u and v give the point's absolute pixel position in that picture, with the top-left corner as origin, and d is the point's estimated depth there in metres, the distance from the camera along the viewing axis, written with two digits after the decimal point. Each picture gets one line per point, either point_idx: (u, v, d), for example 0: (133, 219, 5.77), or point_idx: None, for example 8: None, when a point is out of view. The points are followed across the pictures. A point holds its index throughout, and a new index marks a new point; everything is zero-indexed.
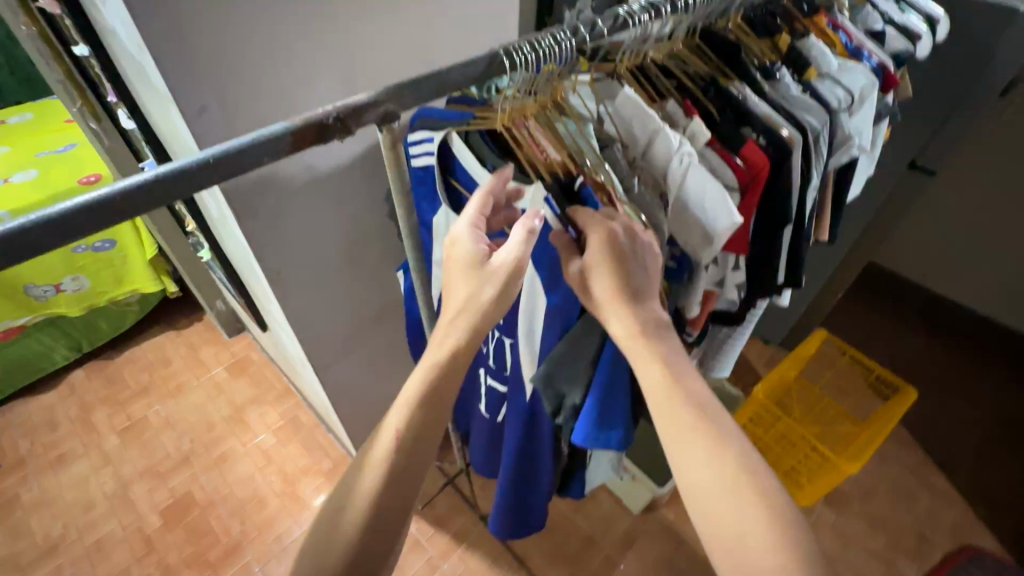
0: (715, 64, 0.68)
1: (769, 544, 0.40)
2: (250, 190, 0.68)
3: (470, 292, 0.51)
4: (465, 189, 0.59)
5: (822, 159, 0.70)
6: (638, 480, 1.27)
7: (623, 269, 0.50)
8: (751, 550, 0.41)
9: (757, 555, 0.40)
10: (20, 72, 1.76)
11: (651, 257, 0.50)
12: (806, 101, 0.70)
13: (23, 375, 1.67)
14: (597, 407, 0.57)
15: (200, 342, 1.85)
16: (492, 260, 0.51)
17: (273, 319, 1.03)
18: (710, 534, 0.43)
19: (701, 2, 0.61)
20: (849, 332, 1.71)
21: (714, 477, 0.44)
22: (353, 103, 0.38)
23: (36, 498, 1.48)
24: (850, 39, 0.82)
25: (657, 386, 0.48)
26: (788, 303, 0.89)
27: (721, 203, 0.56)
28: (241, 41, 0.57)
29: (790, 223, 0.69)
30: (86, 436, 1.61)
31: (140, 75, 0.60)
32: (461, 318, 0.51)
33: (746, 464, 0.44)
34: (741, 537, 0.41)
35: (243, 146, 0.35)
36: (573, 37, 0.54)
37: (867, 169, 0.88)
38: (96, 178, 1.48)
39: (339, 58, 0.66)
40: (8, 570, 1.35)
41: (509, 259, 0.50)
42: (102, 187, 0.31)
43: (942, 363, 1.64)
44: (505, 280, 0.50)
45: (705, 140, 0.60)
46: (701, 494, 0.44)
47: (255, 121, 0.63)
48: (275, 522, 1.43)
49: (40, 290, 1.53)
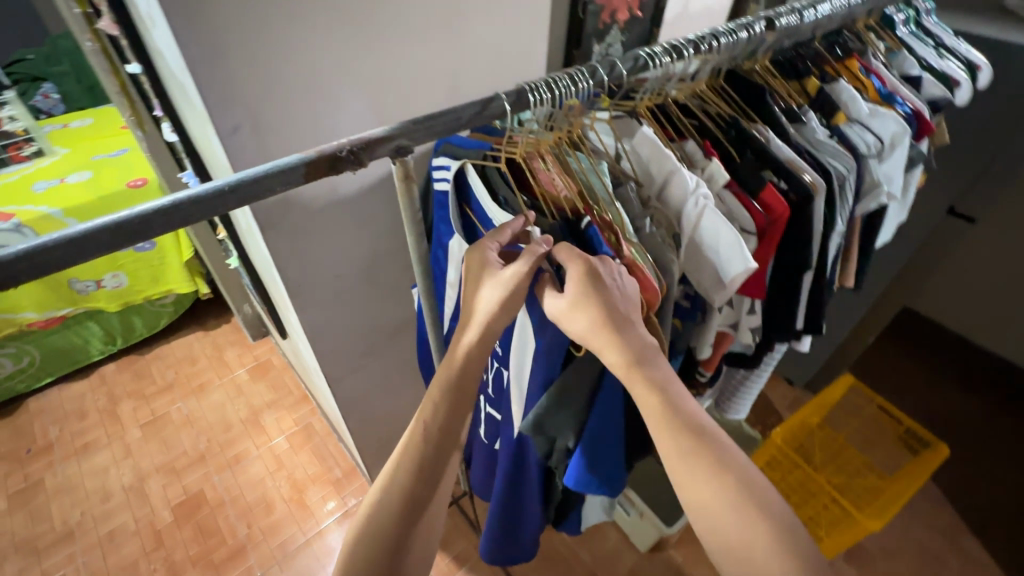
0: (738, 106, 0.69)
1: (775, 554, 0.41)
2: (275, 206, 0.70)
3: (481, 299, 0.50)
4: (477, 218, 0.59)
5: (848, 205, 0.69)
6: (646, 518, 1.24)
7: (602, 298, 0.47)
8: (758, 561, 0.41)
9: (763, 564, 0.41)
10: (86, 80, 1.90)
11: (626, 280, 0.49)
12: (833, 146, 0.69)
13: (60, 364, 1.75)
14: (587, 453, 0.58)
15: (226, 343, 1.92)
16: (501, 270, 0.50)
17: (291, 329, 1.06)
18: (718, 546, 0.44)
19: (724, 46, 0.62)
20: (879, 379, 1.64)
21: (718, 495, 0.44)
22: (367, 138, 0.40)
23: (59, 484, 1.54)
24: (884, 84, 0.80)
25: (655, 411, 0.47)
26: (809, 349, 0.86)
27: (736, 248, 0.54)
28: (276, 68, 0.61)
29: (811, 269, 0.67)
30: (111, 427, 1.67)
31: (183, 95, 0.64)
32: (475, 325, 0.50)
33: (746, 479, 0.44)
34: (750, 554, 0.42)
35: (259, 175, 0.36)
36: (591, 78, 0.54)
37: (898, 216, 0.86)
38: (144, 182, 1.57)
39: (369, 86, 0.69)
40: (26, 553, 1.40)
41: (515, 270, 0.48)
42: (122, 210, 0.32)
43: (981, 419, 1.55)
44: (513, 289, 0.49)
45: (723, 183, 0.60)
46: (705, 511, 0.44)
47: (285, 141, 0.66)
48: (281, 528, 1.44)
49: (82, 285, 1.62)
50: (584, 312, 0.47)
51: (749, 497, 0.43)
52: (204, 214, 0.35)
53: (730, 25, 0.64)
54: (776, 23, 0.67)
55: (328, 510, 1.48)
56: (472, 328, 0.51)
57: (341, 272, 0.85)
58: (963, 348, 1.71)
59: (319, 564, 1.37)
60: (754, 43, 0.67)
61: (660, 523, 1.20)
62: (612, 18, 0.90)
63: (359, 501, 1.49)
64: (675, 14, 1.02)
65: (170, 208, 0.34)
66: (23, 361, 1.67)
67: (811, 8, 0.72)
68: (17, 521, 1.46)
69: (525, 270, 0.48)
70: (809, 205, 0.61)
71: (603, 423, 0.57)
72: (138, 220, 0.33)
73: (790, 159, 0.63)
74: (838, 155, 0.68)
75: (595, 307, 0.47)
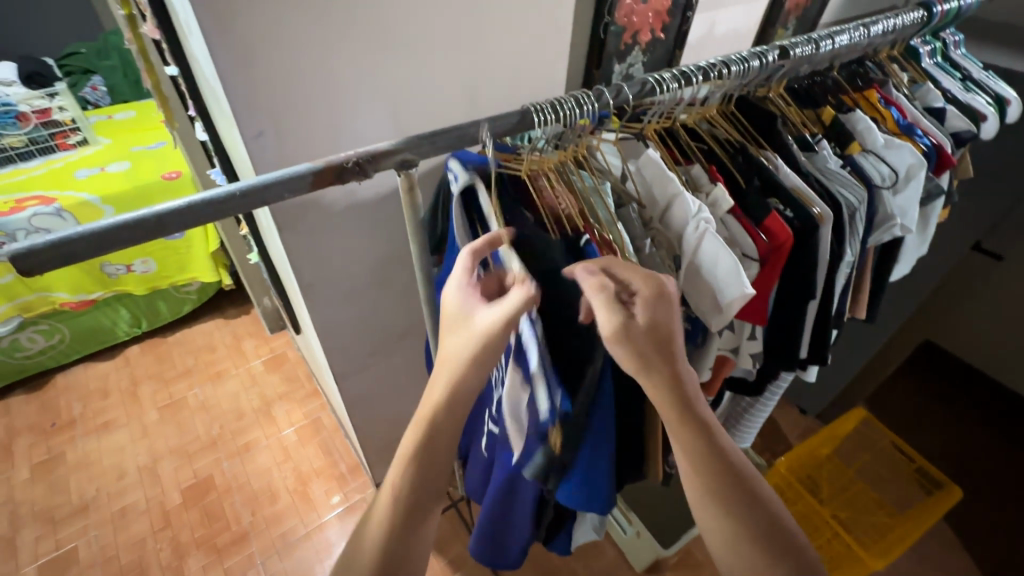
0: (748, 132, 0.70)
1: (783, 571, 0.44)
2: (293, 208, 0.73)
3: (453, 349, 0.46)
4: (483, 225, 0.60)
5: (858, 236, 0.68)
6: (643, 537, 1.23)
7: (660, 327, 0.45)
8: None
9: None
10: (131, 75, 1.99)
11: (677, 305, 0.48)
12: (845, 177, 0.68)
13: (88, 343, 1.83)
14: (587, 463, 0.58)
15: (244, 334, 1.98)
16: (478, 315, 0.46)
17: (305, 326, 1.10)
18: (727, 558, 0.46)
19: (735, 73, 0.62)
20: (895, 413, 1.60)
21: (733, 517, 0.45)
22: (373, 151, 0.42)
23: (78, 459, 1.60)
24: (904, 115, 0.79)
25: (686, 436, 0.46)
26: (815, 379, 0.85)
27: (734, 274, 0.54)
28: (300, 77, 0.64)
29: (815, 298, 0.67)
30: (130, 407, 1.74)
31: (213, 98, 0.68)
32: (444, 374, 0.46)
33: (761, 501, 0.46)
34: (761, 571, 0.44)
35: (270, 182, 0.38)
36: (597, 100, 0.56)
37: (914, 248, 0.85)
38: (178, 175, 1.64)
39: (389, 98, 0.72)
40: (43, 523, 1.46)
41: (494, 318, 0.45)
42: (141, 210, 0.34)
43: (1002, 462, 1.49)
44: (490, 339, 0.45)
45: (727, 208, 0.60)
46: (718, 528, 0.46)
47: (305, 147, 0.69)
48: (283, 518, 1.47)
49: (114, 269, 1.69)
50: (629, 342, 0.44)
51: (765, 520, 0.45)
52: (215, 216, 0.37)
53: (743, 53, 0.65)
54: (791, 51, 0.67)
55: (330, 503, 1.50)
56: (441, 381, 0.47)
57: (354, 272, 0.87)
58: (986, 387, 1.66)
59: (318, 556, 1.40)
60: (766, 71, 0.67)
61: (656, 543, 1.20)
62: (632, 39, 0.92)
63: (361, 497, 1.52)
64: (697, 38, 1.03)
65: (184, 209, 0.36)
66: (54, 339, 1.75)
67: (829, 38, 0.72)
68: (36, 491, 1.53)
69: (506, 316, 0.45)
70: (815, 235, 0.61)
71: (603, 440, 0.57)
72: (154, 218, 0.35)
73: (798, 188, 0.63)
74: (849, 186, 0.67)
75: (644, 340, 0.44)
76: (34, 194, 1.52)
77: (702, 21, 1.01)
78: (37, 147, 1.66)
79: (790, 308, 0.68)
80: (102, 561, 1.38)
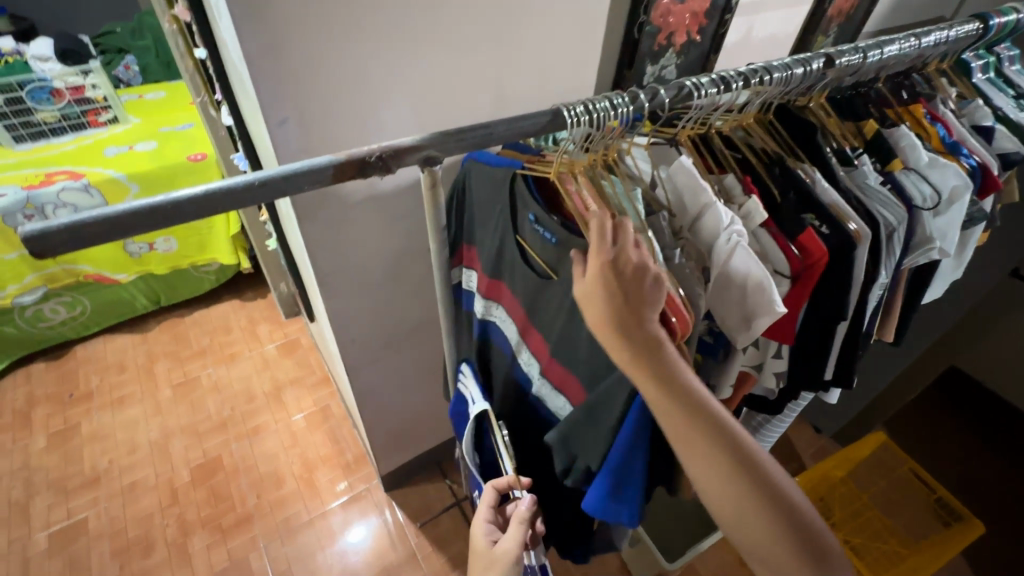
0: (785, 142, 0.67)
1: (768, 518, 0.44)
2: (313, 198, 0.72)
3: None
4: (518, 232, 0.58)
5: (895, 258, 0.65)
6: (647, 550, 1.21)
7: (621, 302, 0.45)
8: (753, 523, 0.44)
9: (761, 527, 0.44)
10: (163, 56, 2.02)
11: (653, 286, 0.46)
12: (884, 195, 0.65)
13: (108, 318, 1.87)
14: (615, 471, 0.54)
15: (260, 318, 1.99)
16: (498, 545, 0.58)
17: (319, 314, 1.09)
18: (717, 509, 0.46)
19: (777, 81, 0.60)
20: (915, 439, 1.55)
21: (718, 471, 0.45)
22: (397, 146, 0.40)
23: (93, 431, 1.63)
24: (950, 132, 0.75)
25: (661, 401, 0.45)
26: (836, 400, 0.82)
27: (765, 289, 0.53)
28: (327, 65, 0.63)
29: (846, 320, 0.64)
30: (145, 383, 1.76)
31: (239, 82, 0.67)
32: None
33: (746, 454, 0.45)
34: (747, 517, 0.44)
35: (290, 174, 0.37)
36: (632, 102, 0.54)
37: (952, 273, 0.81)
38: (203, 156, 1.65)
39: (415, 89, 0.70)
40: (56, 491, 1.49)
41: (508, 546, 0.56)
42: (158, 196, 0.33)
43: None
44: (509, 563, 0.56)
45: (760, 222, 0.58)
46: (706, 483, 0.46)
47: (328, 136, 0.68)
48: (288, 503, 1.48)
49: (136, 247, 1.72)
50: (600, 303, 0.46)
51: (751, 473, 0.44)
52: (233, 205, 0.36)
53: (786, 60, 0.62)
54: (836, 60, 0.64)
55: (334, 491, 1.51)
56: None
57: (371, 264, 0.87)
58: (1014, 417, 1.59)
59: (319, 543, 1.40)
60: (808, 80, 0.64)
61: (660, 558, 1.17)
62: (668, 41, 0.89)
63: (365, 487, 1.52)
64: (734, 42, 1.00)
65: (202, 198, 0.35)
66: (76, 311, 1.79)
67: (876, 48, 0.68)
68: (51, 460, 1.56)
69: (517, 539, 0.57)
70: (851, 254, 0.58)
71: (632, 450, 0.52)
72: (170, 205, 0.34)
73: (834, 204, 0.61)
74: (889, 205, 0.64)
75: (607, 302, 0.45)
76: (63, 169, 1.55)
77: (741, 25, 0.98)
78: (69, 123, 1.69)
79: (818, 328, 0.65)
80: (110, 533, 1.41)
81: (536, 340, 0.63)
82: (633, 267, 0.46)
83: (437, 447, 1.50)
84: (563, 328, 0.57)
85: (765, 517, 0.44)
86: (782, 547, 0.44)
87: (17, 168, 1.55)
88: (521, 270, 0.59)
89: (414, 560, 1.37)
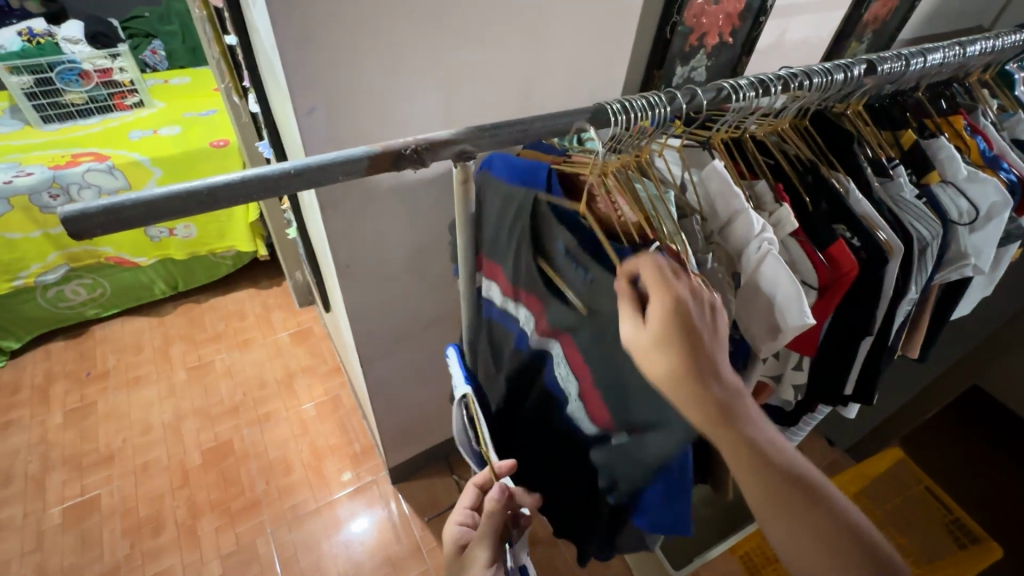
0: (819, 149, 0.65)
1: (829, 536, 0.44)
2: (337, 189, 0.72)
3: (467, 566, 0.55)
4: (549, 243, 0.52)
5: (926, 273, 0.63)
6: (652, 556, 1.20)
7: (687, 337, 0.44)
8: (813, 543, 0.45)
9: (821, 548, 0.44)
10: (190, 42, 2.03)
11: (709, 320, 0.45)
12: (919, 207, 0.63)
13: (127, 299, 1.89)
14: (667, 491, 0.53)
15: (274, 305, 2.01)
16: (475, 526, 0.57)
17: (336, 305, 1.10)
18: (774, 531, 0.47)
19: (817, 86, 0.58)
20: (932, 458, 1.52)
21: (778, 491, 0.45)
22: (432, 139, 0.40)
23: (109, 410, 1.66)
24: (990, 146, 0.73)
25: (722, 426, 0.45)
26: (853, 416, 0.80)
27: (795, 299, 0.51)
28: (358, 56, 0.62)
29: (871, 335, 0.62)
30: (161, 365, 1.79)
31: (270, 70, 0.67)
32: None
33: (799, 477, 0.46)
34: (808, 536, 0.45)
35: (325, 162, 0.37)
36: (669, 103, 0.53)
37: (983, 292, 0.78)
38: (225, 143, 1.66)
39: (444, 82, 0.70)
40: (71, 467, 1.52)
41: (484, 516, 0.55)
42: (195, 180, 0.33)
43: None
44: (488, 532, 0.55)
45: (791, 230, 0.56)
46: (764, 504, 0.46)
47: (355, 127, 0.68)
48: (296, 490, 1.49)
49: (156, 231, 1.74)
50: (670, 351, 0.43)
51: (805, 494, 0.45)
52: (267, 192, 0.36)
53: (826, 65, 0.60)
54: (878, 67, 0.62)
55: (342, 481, 1.52)
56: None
57: (390, 257, 0.86)
58: None
59: (325, 532, 1.41)
60: (847, 87, 0.63)
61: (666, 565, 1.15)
62: (699, 42, 0.87)
63: (373, 479, 1.53)
64: (767, 45, 0.98)
65: (237, 184, 0.34)
66: (96, 291, 1.81)
67: (919, 56, 0.66)
68: (67, 436, 1.59)
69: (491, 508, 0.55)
70: (882, 268, 0.56)
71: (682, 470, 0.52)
72: (205, 189, 0.34)
73: (866, 215, 0.59)
74: (923, 219, 0.62)
75: (674, 336, 0.43)
76: (89, 151, 1.58)
77: (774, 27, 0.96)
78: (96, 105, 1.72)
79: (843, 342, 0.63)
80: (122, 511, 1.43)
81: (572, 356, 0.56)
82: (694, 297, 0.45)
83: (445, 442, 1.50)
84: (601, 352, 0.51)
85: (824, 533, 0.45)
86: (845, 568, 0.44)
87: (44, 148, 1.58)
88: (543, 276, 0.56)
89: (418, 554, 1.38)
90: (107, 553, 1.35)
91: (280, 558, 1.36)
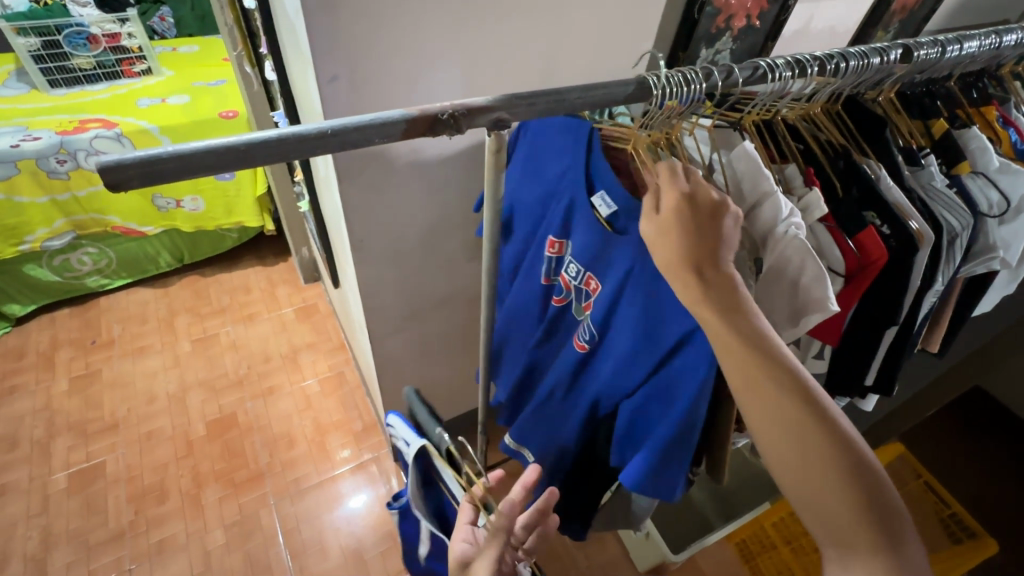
0: (850, 135, 0.64)
1: (831, 481, 0.41)
2: (355, 161, 0.71)
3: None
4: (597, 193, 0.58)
5: (953, 264, 0.62)
6: (652, 539, 1.21)
7: (696, 241, 0.45)
8: (821, 495, 0.42)
9: (825, 497, 0.41)
10: (199, 10, 1.99)
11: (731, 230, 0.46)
12: (950, 198, 0.62)
13: (132, 270, 1.88)
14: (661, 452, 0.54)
15: (279, 281, 2.00)
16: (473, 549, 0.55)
17: (346, 280, 1.09)
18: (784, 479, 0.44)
19: (853, 69, 0.57)
20: (931, 455, 1.52)
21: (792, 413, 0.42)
22: (469, 105, 0.39)
23: (114, 379, 1.66)
24: (1022, 139, 0.72)
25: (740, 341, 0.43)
26: (871, 408, 0.80)
27: (820, 286, 0.51)
28: (382, 23, 0.61)
29: (898, 324, 0.62)
30: (165, 336, 1.79)
31: (291, 35, 0.66)
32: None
33: (811, 407, 0.43)
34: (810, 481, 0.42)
35: (362, 124, 0.36)
36: (704, 80, 0.52)
37: (1007, 288, 0.77)
38: (234, 114, 1.64)
39: (468, 55, 0.68)
40: (76, 434, 1.53)
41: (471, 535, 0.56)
42: (233, 135, 0.33)
43: None
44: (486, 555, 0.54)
45: (819, 216, 0.56)
46: (770, 448, 0.44)
47: (376, 97, 0.67)
48: (299, 464, 1.50)
49: (163, 202, 1.72)
50: (688, 241, 0.45)
51: (818, 429, 0.42)
52: (303, 152, 0.35)
53: (863, 47, 0.59)
54: (914, 53, 0.61)
55: (344, 457, 1.53)
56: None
57: (404, 233, 0.86)
58: None
59: (328, 505, 1.43)
60: (883, 72, 0.61)
61: (664, 548, 1.17)
62: (726, 24, 0.85)
63: (375, 455, 1.54)
64: (793, 31, 0.96)
65: (274, 142, 0.34)
66: (102, 261, 1.81)
67: (956, 43, 0.65)
68: (72, 404, 1.60)
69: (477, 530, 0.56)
70: (912, 257, 0.56)
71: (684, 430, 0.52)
72: (243, 147, 0.33)
73: (897, 202, 0.58)
74: (954, 209, 0.61)
75: (683, 243, 0.45)
76: (96, 117, 1.56)
77: (802, 13, 0.93)
78: (104, 71, 1.69)
79: (865, 331, 0.63)
80: (126, 478, 1.44)
81: (604, 307, 0.59)
82: (712, 204, 0.47)
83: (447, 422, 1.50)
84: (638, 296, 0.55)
85: (835, 477, 0.41)
86: (840, 504, 0.41)
87: (51, 113, 1.56)
88: (588, 239, 0.59)
89: None
90: (113, 519, 1.37)
91: (282, 529, 1.38)
